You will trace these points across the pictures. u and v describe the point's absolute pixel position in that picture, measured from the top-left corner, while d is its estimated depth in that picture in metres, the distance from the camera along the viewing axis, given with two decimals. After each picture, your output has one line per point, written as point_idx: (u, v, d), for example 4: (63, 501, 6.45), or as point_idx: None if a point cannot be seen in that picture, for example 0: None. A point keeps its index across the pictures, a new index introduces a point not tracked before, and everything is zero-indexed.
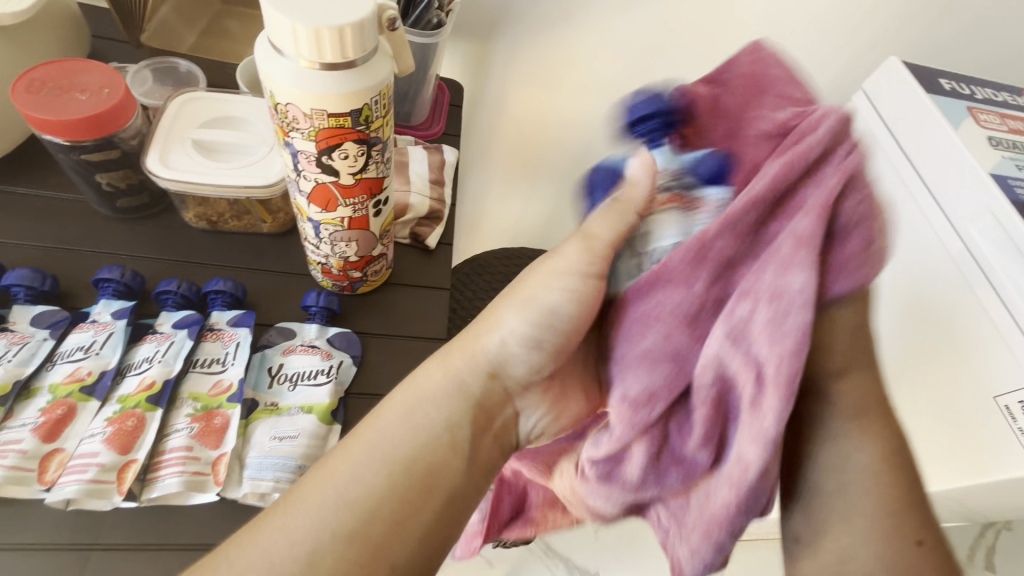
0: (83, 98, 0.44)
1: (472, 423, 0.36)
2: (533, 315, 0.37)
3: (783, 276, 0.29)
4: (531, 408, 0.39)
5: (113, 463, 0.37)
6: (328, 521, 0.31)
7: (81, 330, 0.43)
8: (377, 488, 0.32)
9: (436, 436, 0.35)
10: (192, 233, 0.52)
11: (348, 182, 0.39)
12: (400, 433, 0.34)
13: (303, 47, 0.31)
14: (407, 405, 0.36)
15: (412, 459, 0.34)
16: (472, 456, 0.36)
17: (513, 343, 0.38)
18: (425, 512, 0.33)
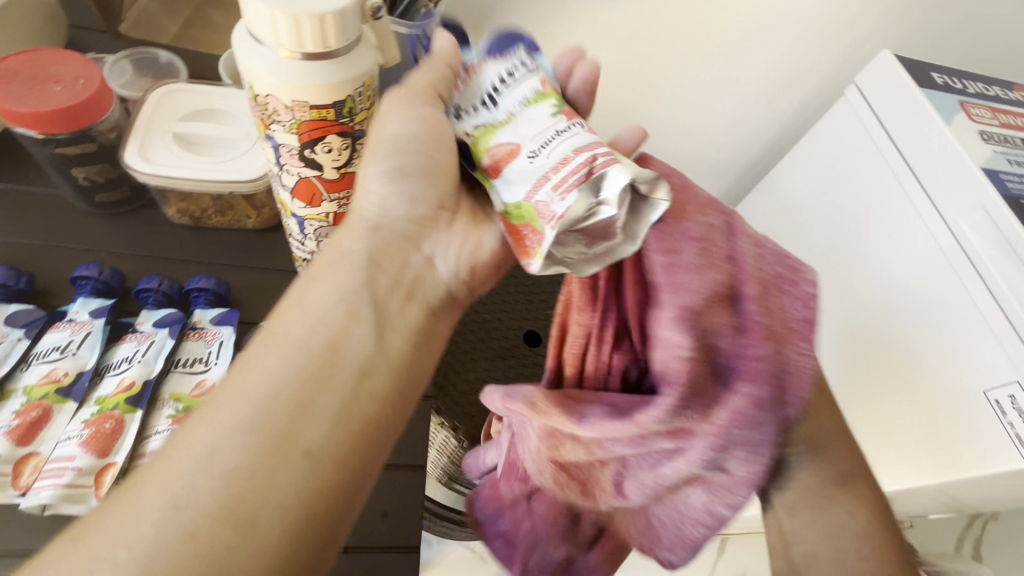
0: (57, 89, 0.42)
1: (373, 290, 0.35)
2: (389, 148, 0.35)
3: (758, 424, 0.33)
4: (443, 248, 0.38)
5: (91, 466, 0.36)
6: (232, 418, 0.29)
7: (57, 329, 0.41)
8: (270, 390, 0.30)
9: (331, 318, 0.33)
10: (175, 229, 0.51)
11: (332, 176, 0.38)
12: (298, 326, 0.33)
13: (283, 37, 0.30)
14: (298, 302, 0.33)
15: (309, 338, 0.32)
16: (377, 327, 0.34)
17: (381, 191, 0.36)
18: (326, 401, 0.31)
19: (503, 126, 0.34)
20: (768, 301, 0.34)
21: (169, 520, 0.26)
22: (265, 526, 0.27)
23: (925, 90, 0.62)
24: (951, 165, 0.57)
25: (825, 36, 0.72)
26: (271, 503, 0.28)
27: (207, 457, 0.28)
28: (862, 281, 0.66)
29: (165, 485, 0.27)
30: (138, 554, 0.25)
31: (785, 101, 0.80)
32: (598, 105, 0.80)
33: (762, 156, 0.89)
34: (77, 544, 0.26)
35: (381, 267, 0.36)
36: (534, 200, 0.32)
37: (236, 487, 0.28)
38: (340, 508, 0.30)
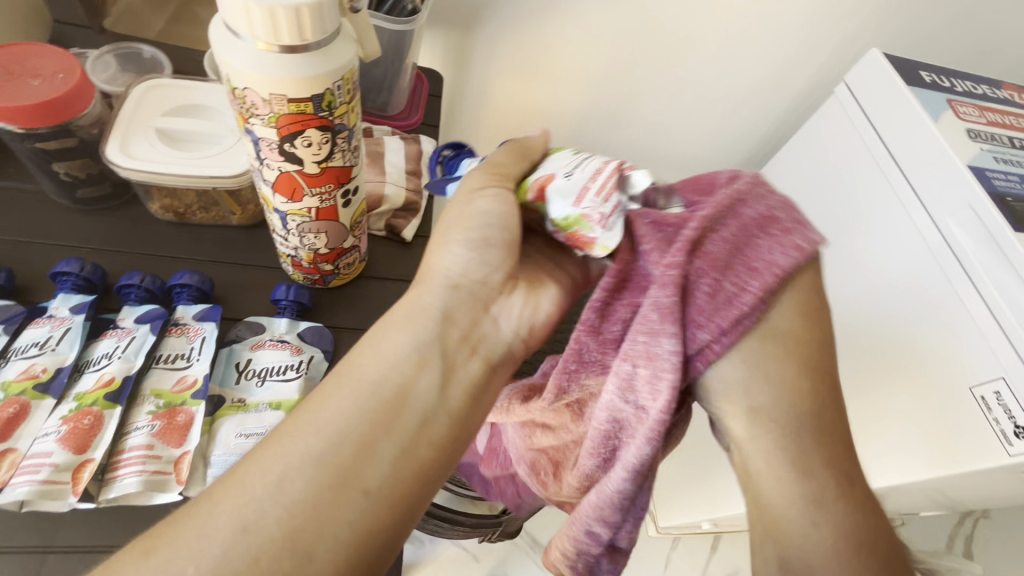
0: (36, 84, 0.42)
1: (444, 341, 0.37)
2: (474, 223, 0.39)
3: (655, 340, 0.33)
4: (507, 309, 0.40)
5: (68, 463, 0.36)
6: (304, 451, 0.31)
7: (37, 325, 0.41)
8: (346, 430, 0.32)
9: (403, 366, 0.35)
10: (160, 226, 0.51)
11: (313, 171, 0.38)
12: (376, 370, 0.35)
13: (259, 29, 0.30)
14: (376, 346, 0.36)
15: (381, 384, 0.34)
16: (444, 376, 0.36)
17: (463, 252, 0.39)
18: (392, 447, 0.33)
19: (542, 171, 0.40)
20: (738, 250, 0.34)
21: (235, 543, 0.28)
22: (321, 560, 0.29)
23: (913, 88, 0.62)
24: (939, 163, 0.58)
25: (815, 34, 0.72)
26: (329, 539, 0.29)
27: (276, 485, 0.30)
28: (851, 279, 0.66)
29: (236, 507, 0.29)
30: (204, 572, 0.27)
31: (776, 98, 0.80)
32: (588, 103, 0.81)
33: (753, 155, 0.89)
34: (150, 553, 0.27)
35: (451, 320, 0.38)
36: (581, 203, 0.35)
37: (300, 519, 0.29)
38: (387, 552, 0.31)
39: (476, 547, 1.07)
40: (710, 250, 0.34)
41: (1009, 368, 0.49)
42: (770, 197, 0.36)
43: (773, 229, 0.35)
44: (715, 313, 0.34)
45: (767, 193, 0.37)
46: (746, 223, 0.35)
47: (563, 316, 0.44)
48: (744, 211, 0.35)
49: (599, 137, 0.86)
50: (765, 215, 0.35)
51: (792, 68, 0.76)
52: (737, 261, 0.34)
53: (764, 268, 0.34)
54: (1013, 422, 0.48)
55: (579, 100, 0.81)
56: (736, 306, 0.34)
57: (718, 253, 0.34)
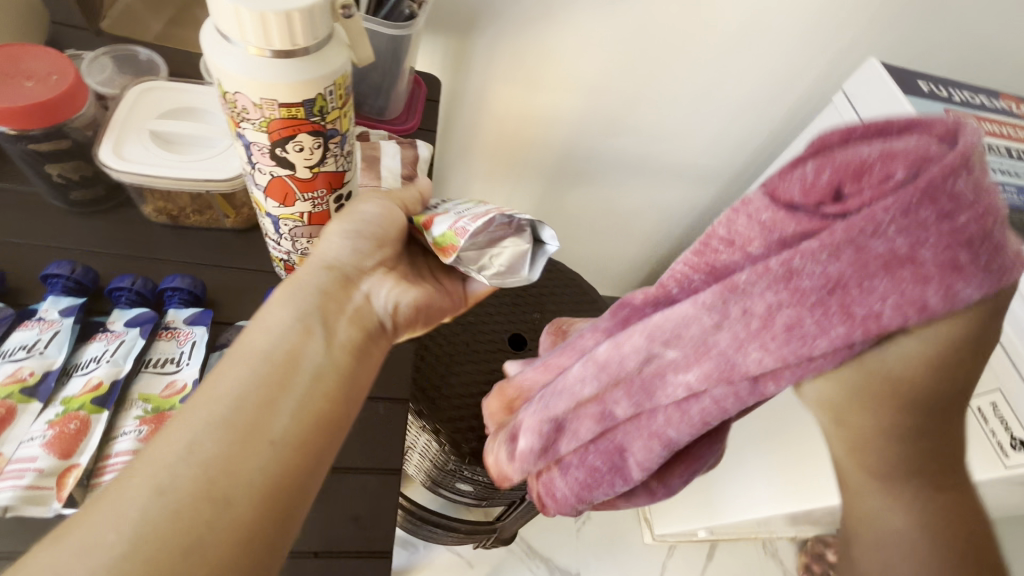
0: (30, 86, 0.42)
1: (327, 310, 0.39)
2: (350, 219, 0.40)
3: (688, 366, 0.37)
4: (380, 287, 0.42)
5: (53, 468, 0.35)
6: (205, 417, 0.32)
7: (25, 328, 0.41)
8: (243, 392, 0.33)
9: (293, 329, 0.37)
10: (153, 228, 0.51)
11: (305, 175, 0.38)
12: (263, 336, 0.36)
13: (252, 35, 0.30)
14: (270, 317, 0.37)
15: (271, 351, 0.35)
16: (329, 338, 0.38)
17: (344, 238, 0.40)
18: (289, 400, 0.34)
19: (441, 211, 0.42)
20: (838, 288, 0.31)
21: (156, 501, 0.29)
22: (237, 505, 0.30)
23: (911, 98, 0.62)
24: None
25: (813, 44, 0.72)
26: (243, 487, 0.30)
27: (186, 449, 0.30)
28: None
29: (150, 472, 0.29)
30: (126, 532, 0.27)
31: (774, 107, 0.80)
32: (587, 109, 0.81)
33: (751, 162, 0.89)
34: (61, 537, 0.27)
35: (335, 293, 0.39)
36: (455, 225, 0.37)
37: (212, 473, 0.30)
38: (304, 490, 0.32)
39: (471, 553, 1.06)
40: (798, 281, 0.32)
41: (1005, 380, 0.48)
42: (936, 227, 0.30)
43: (905, 271, 0.30)
44: (784, 344, 0.33)
45: (948, 220, 0.30)
46: (871, 261, 0.31)
47: (431, 311, 0.45)
48: (870, 247, 0.31)
49: (598, 143, 0.86)
50: (903, 252, 0.30)
51: (791, 76, 0.76)
52: (833, 298, 0.32)
53: (862, 316, 0.31)
54: (1010, 434, 0.48)
55: (576, 107, 0.81)
56: (801, 347, 0.33)
57: (811, 289, 0.32)
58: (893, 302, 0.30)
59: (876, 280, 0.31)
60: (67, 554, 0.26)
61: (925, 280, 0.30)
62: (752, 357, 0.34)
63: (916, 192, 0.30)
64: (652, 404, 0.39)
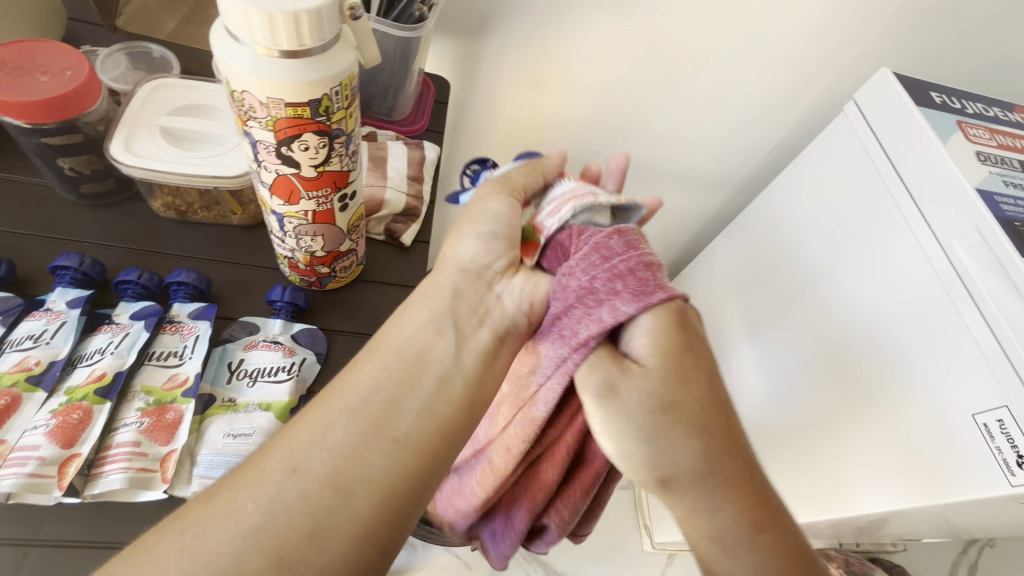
0: (44, 80, 0.42)
1: (455, 311, 0.38)
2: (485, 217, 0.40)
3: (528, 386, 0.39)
4: (509, 285, 0.40)
5: (55, 457, 0.36)
6: (341, 405, 0.34)
7: (33, 318, 0.41)
8: (376, 386, 0.35)
9: (425, 324, 0.37)
10: (161, 223, 0.51)
11: (310, 175, 0.38)
12: (397, 329, 0.37)
13: (260, 35, 0.30)
14: (409, 313, 0.38)
15: (404, 349, 0.36)
16: (461, 342, 0.37)
17: (474, 238, 0.40)
18: (413, 400, 0.35)
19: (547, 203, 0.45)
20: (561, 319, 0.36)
21: (289, 480, 0.31)
22: (359, 497, 0.31)
23: (923, 109, 0.61)
24: (941, 174, 0.57)
25: (824, 53, 0.72)
26: (365, 479, 0.32)
27: (320, 434, 0.33)
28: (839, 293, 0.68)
29: (286, 452, 0.32)
30: (263, 505, 0.30)
31: (783, 116, 0.80)
32: (595, 114, 0.81)
33: (759, 169, 0.88)
34: (210, 499, 0.30)
35: (467, 296, 0.39)
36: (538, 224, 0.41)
37: (340, 461, 0.32)
38: (417, 493, 0.33)
39: (469, 555, 1.06)
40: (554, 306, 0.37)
41: (1011, 396, 0.48)
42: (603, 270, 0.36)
43: (591, 297, 0.35)
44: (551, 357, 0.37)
45: (606, 262, 0.35)
46: (570, 294, 0.36)
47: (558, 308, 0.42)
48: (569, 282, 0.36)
49: (604, 148, 0.86)
50: (585, 286, 0.35)
51: (803, 84, 0.75)
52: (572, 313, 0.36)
53: (579, 335, 0.35)
54: (1015, 451, 0.47)
55: (584, 112, 0.81)
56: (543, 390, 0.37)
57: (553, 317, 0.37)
58: (573, 318, 0.36)
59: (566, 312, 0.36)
60: (212, 514, 0.29)
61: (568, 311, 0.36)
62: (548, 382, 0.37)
63: (589, 244, 0.37)
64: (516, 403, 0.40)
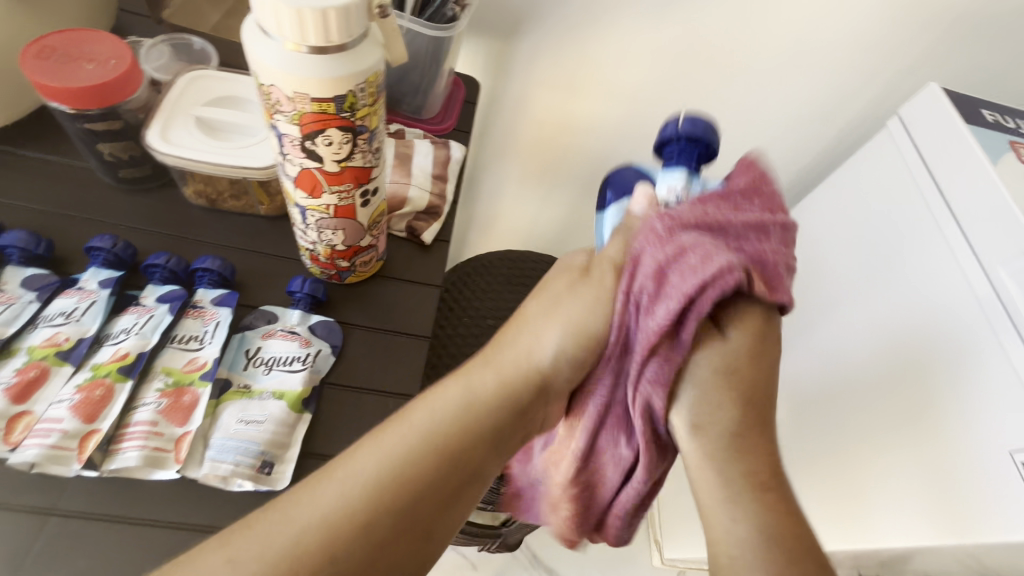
0: (89, 68, 0.44)
1: (504, 406, 0.40)
2: (542, 316, 0.43)
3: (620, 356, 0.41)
4: (555, 404, 0.43)
5: (76, 431, 0.37)
6: (370, 482, 0.35)
7: (66, 296, 0.43)
8: (414, 467, 0.36)
9: (472, 417, 0.39)
10: (192, 210, 0.53)
11: (332, 169, 0.38)
12: (445, 416, 0.38)
13: (288, 30, 0.31)
14: (451, 397, 0.39)
15: (441, 436, 0.38)
16: (496, 441, 0.40)
17: (555, 344, 0.41)
18: (436, 494, 0.36)
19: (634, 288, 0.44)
20: (663, 273, 0.38)
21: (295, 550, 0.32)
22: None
23: (972, 127, 0.58)
24: (992, 204, 0.54)
25: (868, 65, 0.69)
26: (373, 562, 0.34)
27: (342, 507, 0.34)
28: (848, 319, 0.69)
29: (305, 517, 0.33)
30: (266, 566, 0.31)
31: (820, 129, 0.77)
32: (625, 119, 0.80)
33: (792, 183, 0.86)
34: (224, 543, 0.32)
35: (514, 390, 0.41)
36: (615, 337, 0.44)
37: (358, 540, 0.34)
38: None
39: (475, 555, 1.06)
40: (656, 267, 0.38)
41: None
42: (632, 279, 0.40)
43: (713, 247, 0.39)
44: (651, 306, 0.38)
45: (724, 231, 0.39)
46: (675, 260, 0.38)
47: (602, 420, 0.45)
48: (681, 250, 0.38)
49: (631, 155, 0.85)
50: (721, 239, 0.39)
51: (845, 96, 0.73)
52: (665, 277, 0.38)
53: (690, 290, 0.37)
54: None
55: (614, 116, 0.80)
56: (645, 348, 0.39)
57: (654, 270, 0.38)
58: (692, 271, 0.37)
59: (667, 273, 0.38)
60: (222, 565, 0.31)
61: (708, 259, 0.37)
62: (652, 322, 0.38)
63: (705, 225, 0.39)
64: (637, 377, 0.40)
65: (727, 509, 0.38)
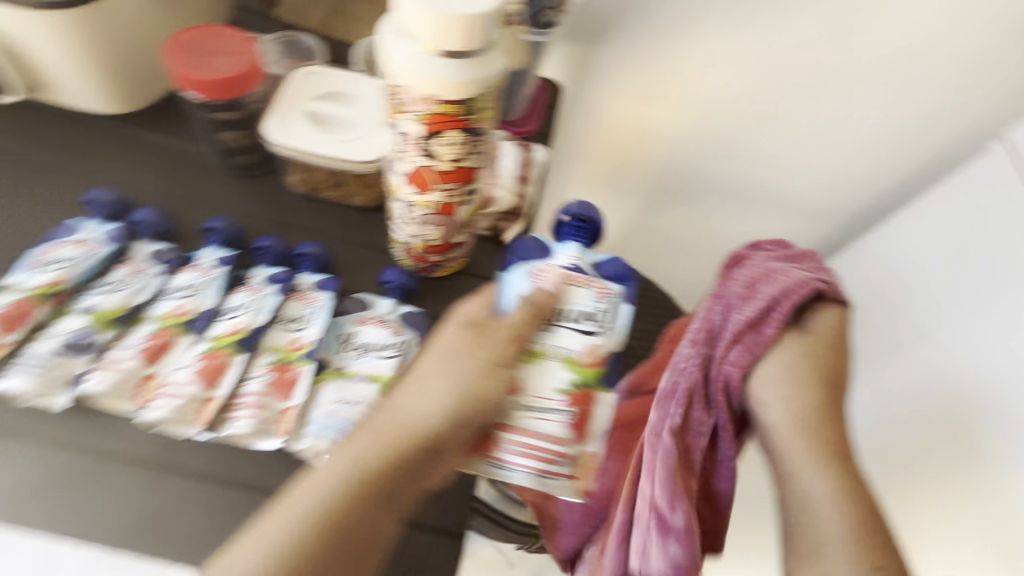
0: (221, 61, 0.48)
1: (406, 462, 0.37)
2: (446, 367, 0.40)
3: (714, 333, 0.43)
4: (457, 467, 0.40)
5: (198, 396, 0.41)
6: (293, 547, 0.33)
7: (189, 270, 0.47)
8: (336, 531, 0.34)
9: (388, 473, 0.37)
10: (292, 198, 0.56)
11: (445, 168, 0.40)
12: (351, 471, 0.36)
13: (427, 34, 0.33)
14: (372, 453, 0.37)
15: (368, 499, 0.35)
16: (396, 499, 0.37)
17: (439, 394, 0.39)
18: (351, 558, 0.34)
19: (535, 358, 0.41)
20: (752, 285, 0.44)
21: None
22: None
23: None
24: None
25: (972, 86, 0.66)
26: None
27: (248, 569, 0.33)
28: (913, 363, 0.67)
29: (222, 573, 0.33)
30: None
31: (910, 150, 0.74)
32: (702, 129, 0.79)
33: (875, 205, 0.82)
34: None
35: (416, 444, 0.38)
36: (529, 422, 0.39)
37: None
38: None
39: (513, 555, 1.07)
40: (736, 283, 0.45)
41: None
42: (724, 291, 0.45)
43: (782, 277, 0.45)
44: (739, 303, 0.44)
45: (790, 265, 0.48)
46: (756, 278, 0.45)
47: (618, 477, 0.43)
48: (768, 271, 0.45)
49: (704, 167, 0.84)
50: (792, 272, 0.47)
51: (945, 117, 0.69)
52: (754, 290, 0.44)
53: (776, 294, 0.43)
54: None
55: (692, 126, 0.79)
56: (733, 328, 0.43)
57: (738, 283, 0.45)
58: (767, 282, 0.44)
59: (752, 287, 0.44)
60: None
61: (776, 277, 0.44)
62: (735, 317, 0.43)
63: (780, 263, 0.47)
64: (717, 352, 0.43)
65: (813, 470, 0.39)
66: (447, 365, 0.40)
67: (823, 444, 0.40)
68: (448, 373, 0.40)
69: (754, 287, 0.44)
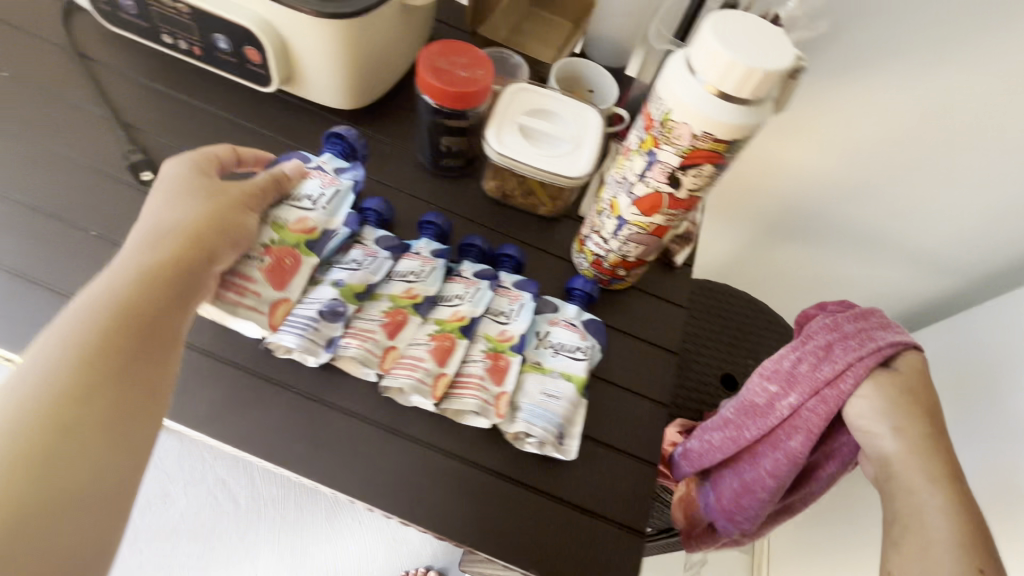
0: (465, 74, 0.53)
1: (148, 282, 0.39)
2: (177, 193, 0.45)
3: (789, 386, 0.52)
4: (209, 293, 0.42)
5: (433, 371, 0.46)
6: (55, 350, 0.34)
7: (412, 258, 0.52)
8: (92, 335, 0.35)
9: (142, 293, 0.38)
10: (485, 201, 0.61)
11: (680, 196, 0.44)
12: (126, 294, 0.37)
13: (722, 78, 0.36)
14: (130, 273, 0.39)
15: (126, 313, 0.37)
16: (155, 318, 0.38)
17: (166, 212, 0.43)
18: (93, 369, 0.34)
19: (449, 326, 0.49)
20: (829, 345, 0.52)
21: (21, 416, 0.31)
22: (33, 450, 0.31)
23: None
24: None
25: None
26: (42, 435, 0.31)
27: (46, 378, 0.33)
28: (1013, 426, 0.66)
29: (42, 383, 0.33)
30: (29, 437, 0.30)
31: None
32: (846, 173, 0.80)
33: None
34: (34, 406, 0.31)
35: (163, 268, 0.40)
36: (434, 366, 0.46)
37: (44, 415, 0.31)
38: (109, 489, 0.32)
39: None
40: (814, 339, 0.53)
41: None
42: (805, 345, 0.53)
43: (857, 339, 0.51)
44: (819, 360, 0.51)
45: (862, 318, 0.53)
46: (836, 335, 0.52)
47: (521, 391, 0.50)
48: (843, 330, 0.52)
49: (838, 210, 0.84)
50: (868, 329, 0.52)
51: None
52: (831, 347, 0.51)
53: (860, 352, 0.50)
54: None
55: (837, 169, 0.80)
56: (811, 380, 0.51)
57: (816, 341, 0.52)
58: (843, 342, 0.51)
59: (831, 345, 0.51)
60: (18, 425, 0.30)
61: (857, 336, 0.51)
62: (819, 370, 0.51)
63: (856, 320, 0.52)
64: (788, 394, 0.52)
65: (927, 490, 0.46)
66: (170, 197, 0.44)
67: (938, 468, 0.46)
68: (172, 201, 0.44)
69: (829, 349, 0.51)
